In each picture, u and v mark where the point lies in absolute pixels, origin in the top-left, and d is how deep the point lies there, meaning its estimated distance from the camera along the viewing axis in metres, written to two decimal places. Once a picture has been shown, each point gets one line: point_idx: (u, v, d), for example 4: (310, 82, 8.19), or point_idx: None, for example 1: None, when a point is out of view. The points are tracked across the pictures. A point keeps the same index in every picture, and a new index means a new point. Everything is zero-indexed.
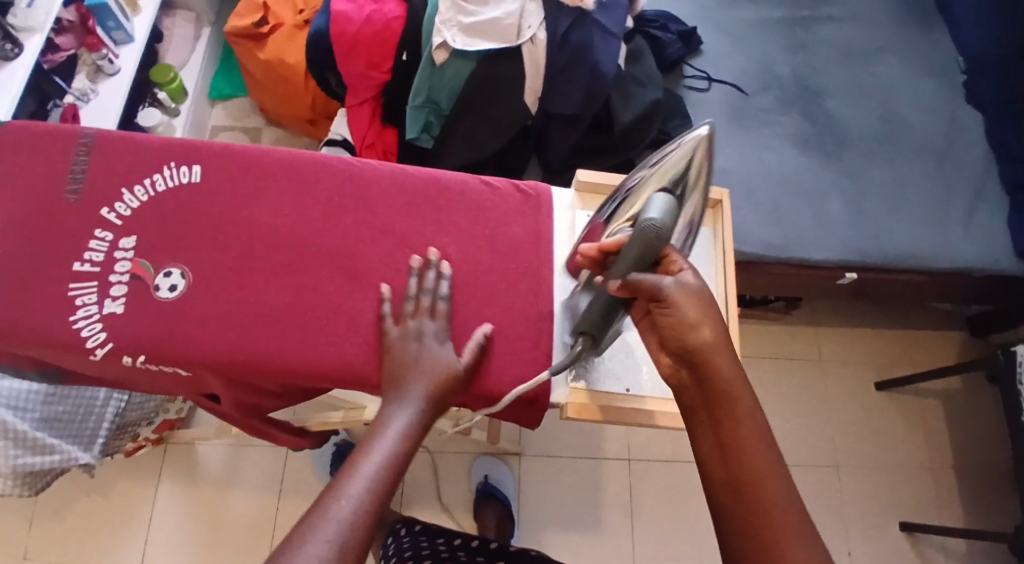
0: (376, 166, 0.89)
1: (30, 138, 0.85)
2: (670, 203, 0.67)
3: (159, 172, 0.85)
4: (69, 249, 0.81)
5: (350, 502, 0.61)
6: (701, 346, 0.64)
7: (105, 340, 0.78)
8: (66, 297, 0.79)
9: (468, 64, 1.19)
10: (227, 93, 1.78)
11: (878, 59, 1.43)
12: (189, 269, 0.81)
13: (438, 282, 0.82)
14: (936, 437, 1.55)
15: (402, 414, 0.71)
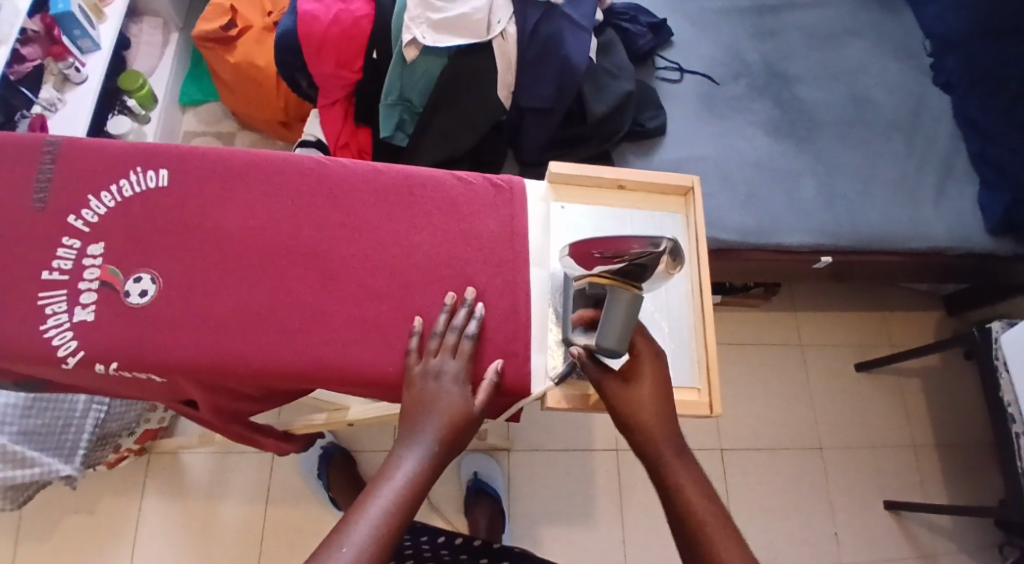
0: (346, 164, 0.87)
1: None
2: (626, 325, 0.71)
3: (125, 177, 0.83)
4: (37, 258, 0.80)
5: (349, 555, 0.65)
6: (647, 427, 0.73)
7: (77, 349, 0.77)
8: (36, 306, 0.78)
9: (439, 60, 1.21)
10: (198, 99, 1.76)
11: (846, 44, 1.44)
12: (159, 274, 0.80)
13: (467, 321, 0.81)
14: (917, 415, 1.57)
15: (414, 456, 0.73)
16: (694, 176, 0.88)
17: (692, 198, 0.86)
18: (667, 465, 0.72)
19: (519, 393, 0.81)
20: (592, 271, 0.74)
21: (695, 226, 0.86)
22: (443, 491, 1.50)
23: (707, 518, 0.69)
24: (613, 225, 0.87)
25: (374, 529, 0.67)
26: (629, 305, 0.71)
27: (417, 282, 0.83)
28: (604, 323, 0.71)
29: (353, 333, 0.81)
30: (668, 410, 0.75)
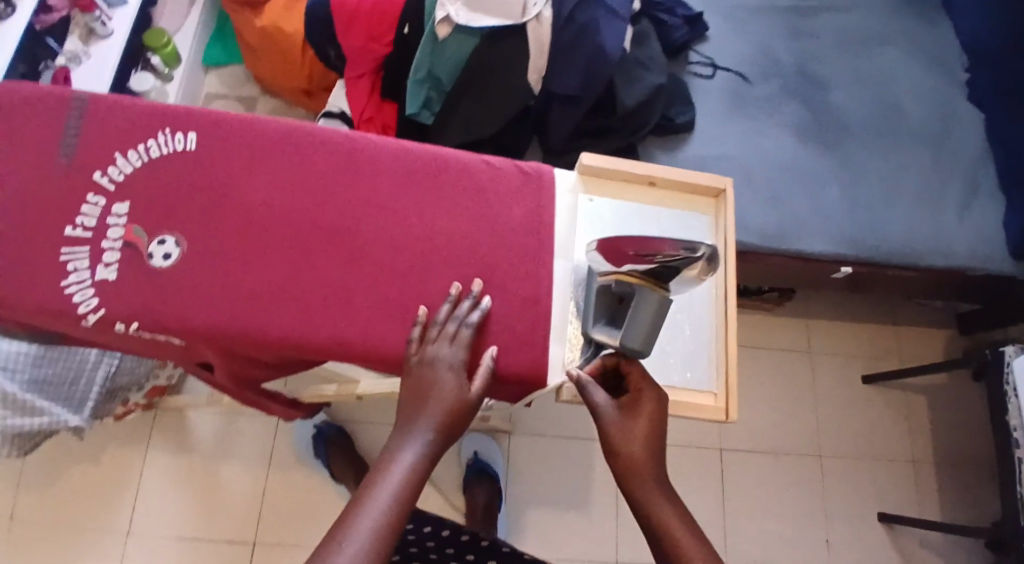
0: (375, 141, 0.87)
1: (23, 96, 0.83)
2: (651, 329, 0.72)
3: (153, 138, 0.82)
4: (62, 213, 0.79)
5: (353, 551, 0.65)
6: (636, 461, 0.72)
7: (97, 307, 0.77)
8: (58, 262, 0.78)
9: (470, 40, 1.19)
10: (221, 61, 1.75)
11: (882, 52, 1.42)
12: (183, 238, 0.80)
13: (471, 311, 0.80)
14: (920, 430, 1.57)
15: (412, 451, 0.72)
16: (728, 178, 0.86)
17: (724, 199, 0.85)
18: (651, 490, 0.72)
19: (535, 382, 0.81)
20: (619, 268, 0.74)
21: (723, 228, 0.85)
22: (444, 471, 1.51)
23: (687, 547, 0.69)
24: (639, 220, 0.86)
25: (377, 524, 0.67)
26: (657, 307, 0.72)
27: (440, 265, 0.83)
28: (630, 325, 0.72)
29: (373, 311, 0.81)
30: (659, 444, 0.74)
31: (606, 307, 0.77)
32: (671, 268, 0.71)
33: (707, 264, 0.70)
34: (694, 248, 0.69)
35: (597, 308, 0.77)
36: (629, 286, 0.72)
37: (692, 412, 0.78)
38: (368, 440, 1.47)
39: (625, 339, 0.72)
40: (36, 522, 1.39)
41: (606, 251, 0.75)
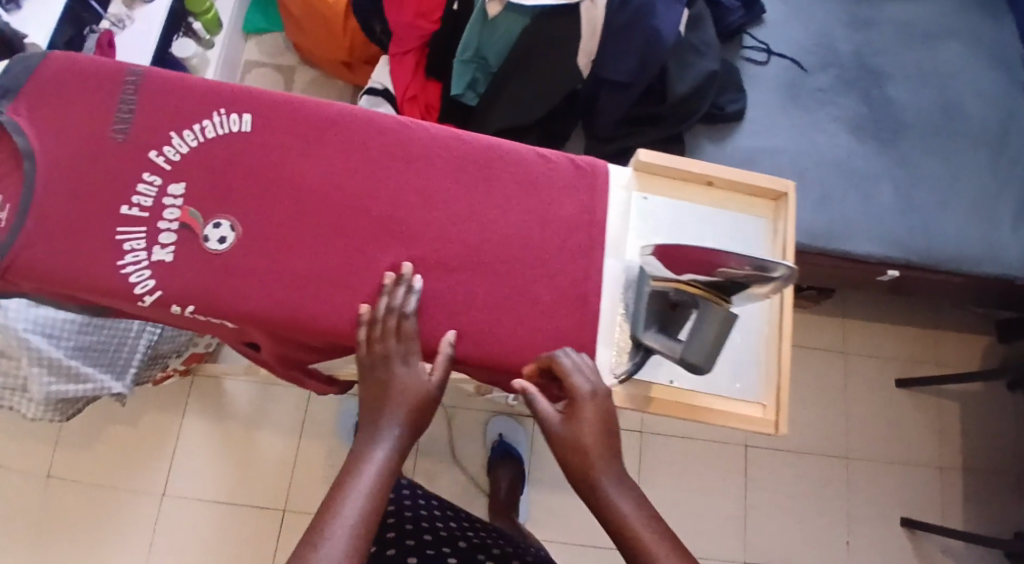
0: (428, 129, 0.86)
1: (83, 73, 0.83)
2: (712, 346, 0.69)
3: (209, 118, 0.82)
4: (118, 192, 0.79)
5: (334, 550, 0.66)
6: (582, 457, 0.73)
7: (154, 288, 0.77)
8: (114, 241, 0.78)
9: (520, 19, 1.16)
10: (261, 28, 1.73)
11: (944, 48, 1.38)
12: (238, 221, 0.80)
13: (407, 298, 0.80)
14: (950, 437, 1.56)
15: (383, 451, 0.74)
16: (790, 181, 0.85)
17: (785, 203, 0.84)
18: (609, 485, 0.72)
19: None
20: (682, 277, 0.74)
21: (782, 233, 0.84)
22: (468, 446, 1.56)
23: (647, 534, 0.69)
24: (695, 222, 0.85)
25: (354, 524, 0.68)
26: (721, 324, 0.70)
27: (493, 258, 0.83)
28: (693, 337, 0.70)
29: (424, 302, 0.81)
30: (607, 436, 0.74)
31: (659, 313, 0.77)
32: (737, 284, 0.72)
33: (779, 283, 0.70)
34: (772, 265, 0.68)
35: (648, 313, 0.77)
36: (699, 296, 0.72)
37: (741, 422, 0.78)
38: None
39: (686, 352, 0.70)
40: (78, 480, 1.45)
41: (669, 256, 0.76)
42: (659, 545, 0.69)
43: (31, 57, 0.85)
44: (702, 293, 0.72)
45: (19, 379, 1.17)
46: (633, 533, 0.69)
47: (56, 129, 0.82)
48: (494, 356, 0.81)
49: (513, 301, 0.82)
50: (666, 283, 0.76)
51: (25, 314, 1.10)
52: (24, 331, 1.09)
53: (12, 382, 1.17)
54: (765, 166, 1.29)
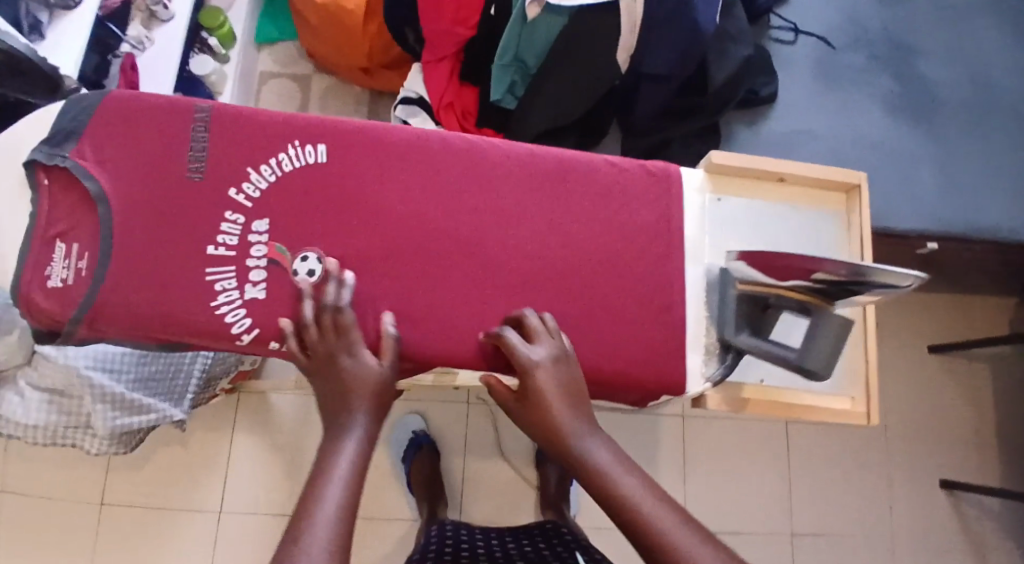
0: (498, 145, 0.86)
1: (147, 110, 0.82)
2: (832, 353, 0.71)
3: (284, 151, 0.82)
4: (202, 232, 0.80)
5: (319, 554, 0.62)
6: (546, 424, 0.75)
7: (251, 326, 0.79)
8: (206, 282, 0.79)
9: (559, 19, 1.16)
10: (274, 38, 1.71)
11: (965, 19, 1.40)
12: (324, 253, 0.81)
13: (340, 292, 0.79)
14: (983, 402, 1.58)
15: (349, 446, 0.71)
16: (862, 171, 0.87)
17: (858, 194, 0.86)
18: (585, 450, 0.73)
19: (674, 389, 0.82)
20: (785, 284, 0.75)
21: (858, 225, 0.87)
22: (515, 443, 1.62)
23: (620, 483, 0.71)
24: (771, 219, 0.87)
25: (331, 530, 0.64)
26: (841, 330, 0.71)
27: (574, 272, 0.83)
28: (813, 341, 0.71)
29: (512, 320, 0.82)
30: (568, 400, 0.76)
31: (749, 317, 0.79)
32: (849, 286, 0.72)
33: (898, 289, 0.71)
34: (903, 274, 0.68)
35: (739, 318, 0.79)
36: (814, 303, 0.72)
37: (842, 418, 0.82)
38: (444, 420, 1.62)
39: (805, 357, 0.71)
40: (131, 504, 1.46)
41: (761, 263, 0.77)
42: (637, 491, 0.71)
43: (89, 95, 0.83)
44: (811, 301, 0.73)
45: (82, 416, 1.20)
46: (613, 489, 0.71)
47: (126, 170, 0.80)
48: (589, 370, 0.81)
49: (597, 314, 0.82)
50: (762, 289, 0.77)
51: (82, 352, 1.15)
52: (84, 368, 1.14)
53: (76, 421, 1.20)
54: (804, 149, 1.32)
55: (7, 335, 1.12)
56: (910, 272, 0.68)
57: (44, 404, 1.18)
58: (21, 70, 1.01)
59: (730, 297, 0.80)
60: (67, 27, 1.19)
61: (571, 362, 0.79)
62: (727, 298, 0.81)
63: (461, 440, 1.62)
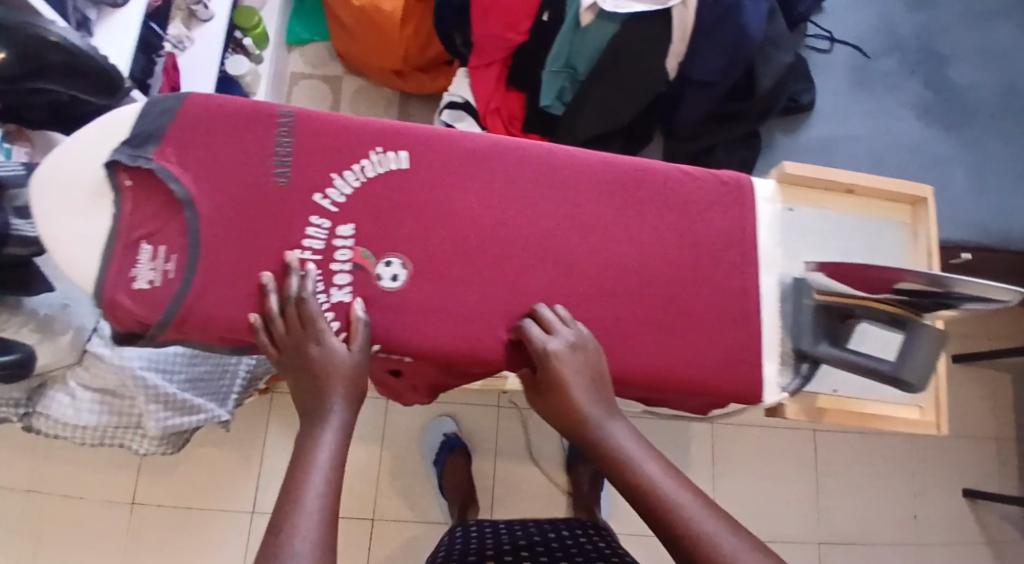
0: (574, 152, 0.87)
1: (229, 114, 0.82)
2: (926, 363, 0.75)
3: (367, 157, 0.83)
4: (288, 236, 0.81)
5: (305, 546, 0.64)
6: (567, 412, 0.77)
7: (339, 330, 0.81)
8: (294, 286, 0.80)
9: (611, 26, 1.17)
10: (304, 38, 1.70)
11: (994, 26, 1.41)
12: (408, 259, 0.83)
13: (303, 283, 0.79)
14: (1003, 409, 1.57)
15: (329, 438, 0.73)
16: (928, 186, 0.91)
17: (925, 207, 0.91)
18: (602, 435, 0.75)
19: (751, 398, 0.83)
20: (876, 294, 0.79)
21: (924, 237, 0.92)
22: (547, 446, 1.64)
23: (640, 469, 0.73)
24: (839, 232, 0.91)
25: (316, 522, 0.66)
26: (933, 343, 0.76)
27: (652, 279, 0.84)
28: (907, 353, 0.76)
29: (592, 327, 0.83)
30: (588, 388, 0.77)
31: (827, 328, 0.83)
32: (940, 303, 0.78)
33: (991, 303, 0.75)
34: (999, 289, 0.72)
35: (816, 328, 0.83)
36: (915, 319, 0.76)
37: (909, 426, 0.87)
38: (475, 420, 1.65)
39: (899, 368, 0.75)
40: (162, 504, 1.46)
41: (846, 274, 0.81)
42: (658, 477, 0.72)
43: (166, 96, 0.82)
44: (902, 313, 0.77)
45: (133, 417, 1.24)
46: (635, 475, 0.73)
47: (209, 174, 0.80)
48: (669, 376, 0.83)
49: (674, 321, 0.84)
50: (847, 300, 0.81)
51: (137, 352, 1.17)
52: (138, 368, 1.17)
53: (126, 421, 1.24)
54: (842, 157, 1.33)
55: (59, 335, 1.13)
56: (1006, 287, 0.72)
57: (95, 404, 1.22)
58: (78, 74, 0.97)
59: (805, 306, 0.84)
60: (116, 25, 1.18)
61: (593, 349, 0.79)
62: (802, 307, 0.84)
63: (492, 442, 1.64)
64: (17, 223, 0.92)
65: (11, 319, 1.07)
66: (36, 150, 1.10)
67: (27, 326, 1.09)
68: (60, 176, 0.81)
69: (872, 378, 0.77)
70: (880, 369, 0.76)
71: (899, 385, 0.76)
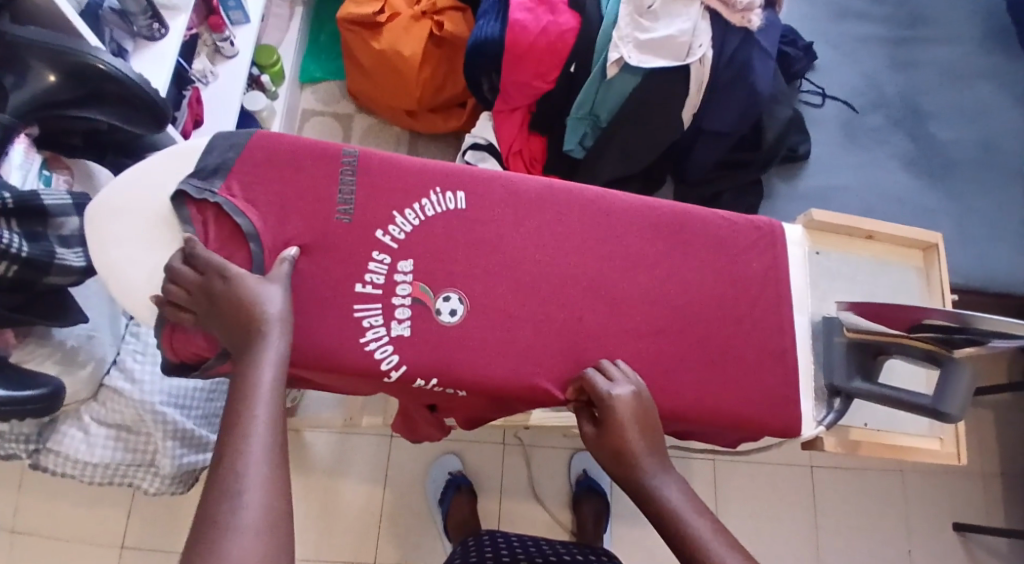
0: (618, 196, 0.93)
1: (298, 155, 0.87)
2: (963, 398, 0.81)
3: (427, 197, 0.88)
4: (352, 270, 0.85)
5: (258, 477, 0.63)
6: (620, 458, 0.78)
7: (398, 363, 0.83)
8: (355, 319, 0.84)
9: (635, 78, 1.22)
10: (317, 77, 1.75)
11: (972, 84, 1.48)
12: (465, 294, 0.86)
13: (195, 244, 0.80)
14: (988, 444, 1.62)
15: (270, 362, 0.71)
16: (937, 235, 1.05)
17: (937, 254, 1.04)
18: (655, 482, 0.76)
19: (789, 431, 0.89)
20: (910, 333, 0.84)
21: (937, 282, 1.05)
22: (550, 485, 1.56)
23: (689, 518, 0.72)
24: (859, 274, 1.04)
25: (263, 472, 0.64)
26: (968, 376, 0.82)
27: (694, 317, 0.90)
28: (945, 389, 0.82)
29: (637, 362, 0.88)
30: (643, 437, 0.78)
31: (859, 364, 0.89)
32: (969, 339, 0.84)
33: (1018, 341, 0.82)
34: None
35: (849, 365, 0.90)
36: (948, 354, 0.83)
37: (934, 456, 0.99)
38: (480, 457, 1.57)
39: (938, 401, 0.82)
40: (156, 546, 1.41)
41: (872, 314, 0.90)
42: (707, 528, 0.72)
43: (235, 133, 0.87)
44: (937, 350, 0.83)
45: (148, 453, 1.17)
46: (683, 525, 0.72)
47: (278, 210, 0.85)
48: (713, 409, 0.88)
49: (712, 358, 0.89)
50: (878, 336, 0.87)
51: (159, 388, 1.15)
52: (159, 404, 1.15)
53: (141, 458, 1.17)
54: (836, 204, 1.38)
55: (79, 367, 1.09)
56: None
57: (110, 440, 1.15)
58: (129, 105, 0.99)
59: (837, 343, 0.91)
60: (151, 58, 1.19)
61: (651, 403, 0.82)
62: (833, 344, 0.92)
63: (496, 482, 1.56)
64: (61, 252, 0.90)
65: (36, 351, 1.03)
66: (74, 178, 1.08)
67: (51, 358, 1.05)
68: (119, 204, 0.87)
69: (911, 411, 0.83)
70: (921, 404, 0.82)
71: (940, 417, 0.82)
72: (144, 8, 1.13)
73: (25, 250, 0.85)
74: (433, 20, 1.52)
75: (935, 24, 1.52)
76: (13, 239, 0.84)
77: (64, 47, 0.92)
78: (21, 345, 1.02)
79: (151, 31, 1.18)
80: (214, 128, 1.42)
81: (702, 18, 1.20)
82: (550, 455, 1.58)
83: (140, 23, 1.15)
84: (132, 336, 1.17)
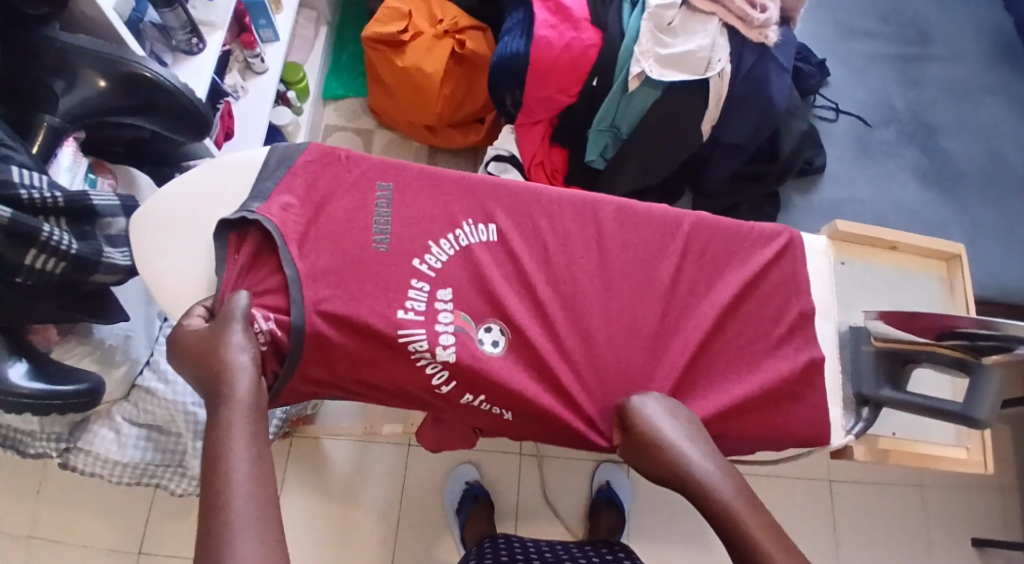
0: (641, 219, 0.98)
1: (341, 187, 0.93)
2: (993, 402, 0.86)
3: (460, 228, 0.93)
4: (393, 298, 0.88)
5: (249, 498, 0.65)
6: (655, 456, 0.79)
7: (448, 378, 0.88)
8: (399, 343, 0.87)
9: (654, 92, 1.25)
10: (340, 94, 1.79)
11: (980, 100, 1.51)
12: (505, 325, 0.91)
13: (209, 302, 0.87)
14: (1005, 459, 1.63)
15: (239, 408, 0.72)
16: (960, 247, 1.08)
17: (961, 265, 1.07)
18: (694, 468, 0.77)
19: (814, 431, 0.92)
20: (941, 340, 0.88)
21: (960, 287, 1.08)
22: (566, 498, 1.57)
23: (733, 501, 0.73)
24: (882, 283, 1.07)
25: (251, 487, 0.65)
26: (996, 383, 0.87)
27: (719, 337, 0.94)
28: (976, 395, 0.86)
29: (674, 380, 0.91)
30: (674, 432, 0.80)
31: (889, 372, 0.93)
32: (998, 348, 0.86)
33: None
34: None
35: (878, 374, 0.93)
36: (976, 360, 0.87)
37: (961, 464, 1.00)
38: (498, 469, 1.58)
39: (970, 409, 0.86)
40: (177, 552, 1.40)
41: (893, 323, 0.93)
42: (749, 510, 0.73)
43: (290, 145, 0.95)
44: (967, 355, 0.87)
45: (178, 453, 1.20)
46: (729, 508, 0.73)
47: (315, 240, 0.89)
48: (740, 419, 0.91)
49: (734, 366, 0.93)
50: (906, 340, 0.90)
51: (191, 389, 1.17)
52: (190, 405, 1.17)
53: (171, 459, 1.19)
54: (851, 215, 1.41)
55: (115, 367, 1.11)
56: None
57: (141, 440, 1.17)
58: (177, 118, 1.03)
59: (865, 352, 0.95)
60: (190, 69, 1.23)
61: (678, 407, 0.85)
62: (861, 352, 0.95)
63: (515, 494, 1.56)
64: (108, 251, 0.93)
65: (74, 349, 1.05)
66: (117, 182, 1.12)
67: (89, 356, 1.07)
68: (161, 219, 0.92)
69: (943, 417, 0.88)
70: (953, 411, 0.87)
71: (971, 422, 0.87)
72: (183, 24, 1.17)
73: (75, 248, 0.87)
74: (455, 38, 1.57)
75: (942, 41, 1.57)
76: (65, 237, 0.86)
77: (118, 58, 0.96)
78: (61, 342, 1.04)
79: (190, 45, 1.22)
80: (242, 141, 1.45)
81: (720, 34, 1.23)
82: (568, 464, 1.59)
83: (180, 37, 1.19)
84: (165, 337, 1.21)
